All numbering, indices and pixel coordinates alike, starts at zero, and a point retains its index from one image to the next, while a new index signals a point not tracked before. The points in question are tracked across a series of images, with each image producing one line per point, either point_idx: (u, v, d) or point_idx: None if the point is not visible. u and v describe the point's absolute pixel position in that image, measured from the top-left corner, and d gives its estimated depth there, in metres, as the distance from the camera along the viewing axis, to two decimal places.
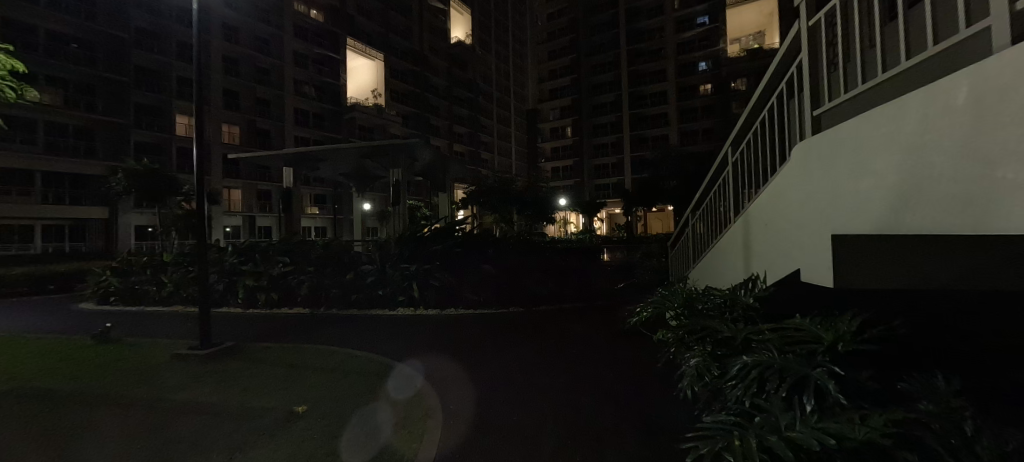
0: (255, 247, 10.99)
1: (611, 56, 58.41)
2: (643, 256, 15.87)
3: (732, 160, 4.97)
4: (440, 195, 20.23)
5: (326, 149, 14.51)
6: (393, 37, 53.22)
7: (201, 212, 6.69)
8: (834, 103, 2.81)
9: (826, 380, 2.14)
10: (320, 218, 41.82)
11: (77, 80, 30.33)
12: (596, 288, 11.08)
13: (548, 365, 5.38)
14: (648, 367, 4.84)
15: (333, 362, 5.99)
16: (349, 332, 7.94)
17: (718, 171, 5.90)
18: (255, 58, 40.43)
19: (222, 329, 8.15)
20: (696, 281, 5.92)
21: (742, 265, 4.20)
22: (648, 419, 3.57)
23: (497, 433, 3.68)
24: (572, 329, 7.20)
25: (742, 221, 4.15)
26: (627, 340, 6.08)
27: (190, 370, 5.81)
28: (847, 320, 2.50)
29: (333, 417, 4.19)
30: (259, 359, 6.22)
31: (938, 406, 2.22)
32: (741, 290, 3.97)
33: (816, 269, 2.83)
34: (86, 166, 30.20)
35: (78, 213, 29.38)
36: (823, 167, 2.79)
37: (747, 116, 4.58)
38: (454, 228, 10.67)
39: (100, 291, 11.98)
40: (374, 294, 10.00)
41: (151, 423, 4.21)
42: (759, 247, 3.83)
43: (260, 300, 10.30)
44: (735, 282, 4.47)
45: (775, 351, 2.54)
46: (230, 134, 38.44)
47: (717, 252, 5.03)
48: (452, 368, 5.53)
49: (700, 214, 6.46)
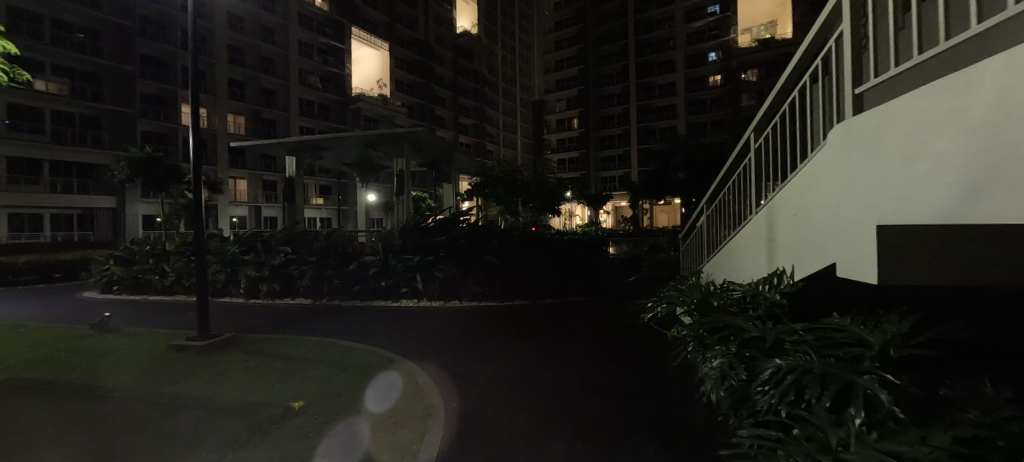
0: (257, 237, 10.83)
1: (619, 46, 57.51)
2: (650, 249, 15.60)
3: (754, 149, 4.67)
4: (445, 186, 20.02)
5: (329, 138, 14.30)
6: (398, 26, 52.68)
7: (198, 199, 6.48)
8: (880, 80, 2.51)
9: (877, 390, 1.90)
10: (325, 209, 41.96)
11: (83, 69, 30.35)
12: (604, 282, 10.84)
13: (554, 362, 5.12)
14: (660, 365, 4.63)
15: (332, 355, 5.83)
16: (350, 324, 7.75)
17: (736, 160, 5.61)
18: (260, 47, 40.26)
19: (222, 319, 8.00)
20: (710, 275, 5.68)
21: (766, 260, 3.91)
22: (658, 421, 3.38)
23: (500, 433, 3.48)
24: (578, 324, 6.99)
25: (767, 210, 3.86)
26: (636, 336, 5.87)
27: (188, 361, 5.66)
28: (896, 320, 2.23)
29: (329, 413, 4.01)
30: (258, 351, 6.05)
31: (988, 414, 1.96)
32: (765, 285, 3.72)
33: (858, 263, 2.56)
34: (92, 155, 30.26)
35: (86, 202, 29.61)
36: (867, 152, 2.50)
37: (773, 101, 4.23)
38: (458, 219, 10.45)
39: (103, 280, 11.91)
40: (376, 285, 9.78)
41: (141, 418, 4.04)
42: (785, 240, 3.56)
43: (261, 290, 10.17)
44: (756, 279, 4.19)
45: (813, 355, 2.26)
46: (235, 124, 38.44)
47: (734, 246, 4.80)
48: (456, 363, 5.37)
49: (715, 206, 6.19)
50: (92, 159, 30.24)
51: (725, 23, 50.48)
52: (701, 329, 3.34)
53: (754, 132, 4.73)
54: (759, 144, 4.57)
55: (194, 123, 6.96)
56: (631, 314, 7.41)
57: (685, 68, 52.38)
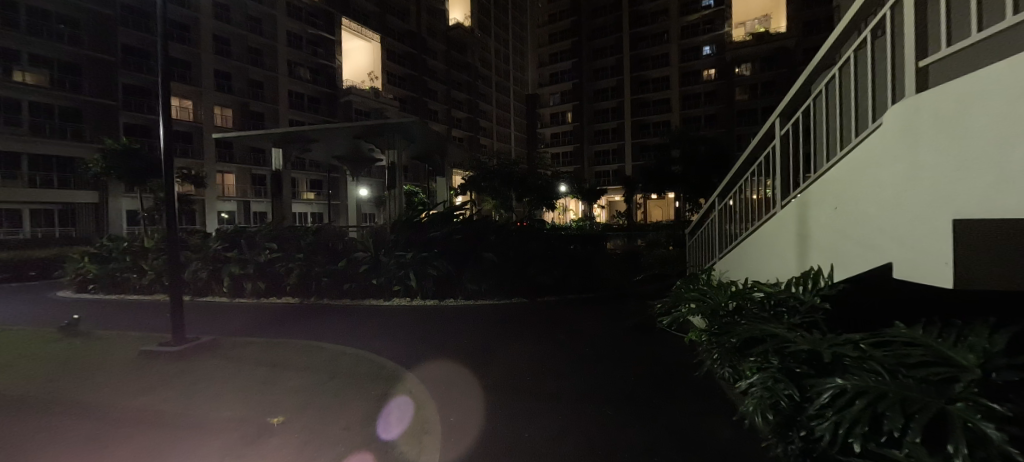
0: (242, 233, 10.31)
1: (613, 39, 57.09)
2: (648, 243, 15.29)
3: (779, 136, 4.30)
4: (439, 180, 19.46)
5: (317, 128, 13.68)
6: (389, 17, 51.69)
7: (170, 192, 5.99)
8: (956, 47, 2.10)
9: (984, 423, 1.53)
10: (316, 204, 41.24)
11: (61, 59, 29.28)
12: (605, 279, 10.46)
13: (558, 368, 4.74)
14: (674, 371, 4.30)
15: (320, 361, 5.40)
16: (338, 325, 7.30)
17: (755, 149, 5.22)
18: (247, 38, 39.23)
19: (201, 321, 7.53)
20: (722, 273, 5.35)
21: (796, 258, 3.55)
22: (680, 439, 3.03)
23: (507, 453, 3.07)
24: (581, 324, 6.63)
25: (800, 203, 3.49)
26: (647, 338, 5.54)
27: (161, 370, 5.21)
28: (982, 334, 1.88)
29: (314, 432, 3.57)
30: (239, 357, 5.61)
31: None
32: (797, 287, 3.36)
33: (927, 262, 2.19)
34: (73, 148, 29.22)
35: (66, 197, 28.53)
36: (940, 132, 2.13)
37: (803, 80, 3.84)
38: (453, 214, 10.06)
39: (79, 279, 11.29)
40: (368, 283, 9.32)
41: (101, 436, 3.60)
42: (820, 235, 3.21)
43: (247, 289, 9.67)
44: (784, 280, 3.81)
45: (884, 375, 1.91)
46: (223, 117, 37.45)
47: (753, 242, 4.47)
48: (456, 367, 5.00)
49: (729, 199, 5.84)
50: (72, 153, 29.24)
51: (719, 17, 50.30)
52: (731, 338, 2.99)
53: (779, 117, 4.35)
54: (785, 130, 4.19)
55: (165, 111, 6.42)
56: (636, 313, 7.09)
57: (679, 62, 52.17)
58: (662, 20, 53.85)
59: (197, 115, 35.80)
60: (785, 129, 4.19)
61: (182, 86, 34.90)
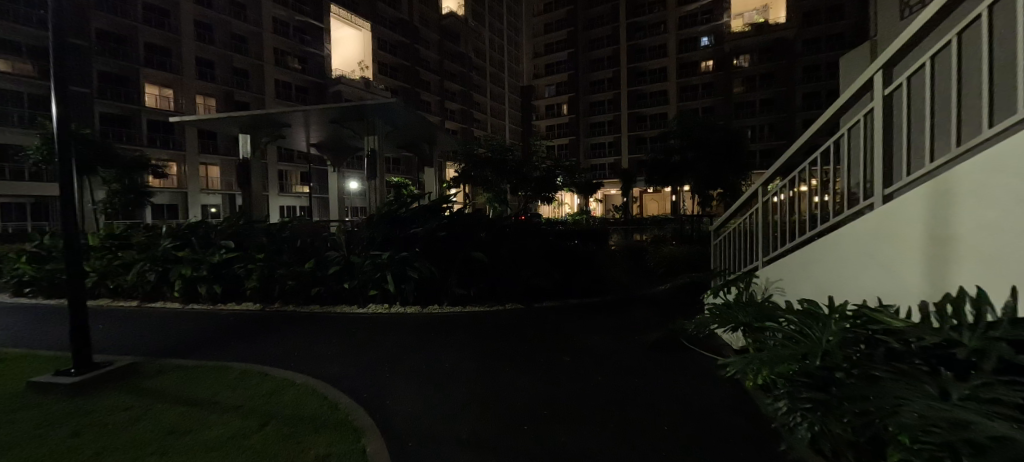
0: (197, 228, 8.95)
1: (610, 30, 55.73)
2: (652, 238, 14.16)
3: (882, 98, 2.94)
4: (428, 171, 18.09)
5: (287, 113, 12.28)
6: (380, 5, 49.80)
7: (67, 183, 4.67)
8: None
9: None
10: (305, 197, 39.78)
11: (29, 44, 27.55)
12: (610, 280, 9.35)
13: (561, 416, 3.57)
14: (725, 424, 3.20)
15: (262, 396, 4.18)
16: (296, 342, 6.10)
17: (825, 122, 3.89)
18: (230, 24, 37.38)
19: (125, 337, 6.24)
20: (772, 285, 4.24)
21: (926, 274, 2.40)
22: None
23: None
24: (588, 341, 5.56)
25: (941, 190, 2.28)
26: (677, 368, 4.44)
27: (46, 411, 3.95)
28: None
29: None
30: (155, 392, 4.35)
31: None
32: (943, 320, 2.18)
33: None
34: (12, 135, 26.10)
35: (20, 190, 26.23)
36: None
37: (942, 10, 2.41)
38: (442, 206, 8.65)
39: (13, 282, 9.89)
40: (340, 287, 8.14)
41: None
42: (992, 244, 2.03)
43: (201, 293, 8.43)
44: (896, 304, 2.65)
45: None
46: (206, 107, 35.73)
47: (832, 246, 3.29)
48: (435, 411, 3.81)
49: (780, 187, 4.61)
50: (11, 139, 26.01)
51: (717, 8, 49.10)
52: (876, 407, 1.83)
53: (881, 72, 2.96)
54: (896, 88, 2.81)
55: (55, 72, 4.74)
56: (651, 328, 5.98)
57: (676, 53, 51.07)
58: (660, 10, 52.60)
59: (178, 105, 34.26)
60: (896, 88, 2.81)
61: (162, 74, 33.14)
